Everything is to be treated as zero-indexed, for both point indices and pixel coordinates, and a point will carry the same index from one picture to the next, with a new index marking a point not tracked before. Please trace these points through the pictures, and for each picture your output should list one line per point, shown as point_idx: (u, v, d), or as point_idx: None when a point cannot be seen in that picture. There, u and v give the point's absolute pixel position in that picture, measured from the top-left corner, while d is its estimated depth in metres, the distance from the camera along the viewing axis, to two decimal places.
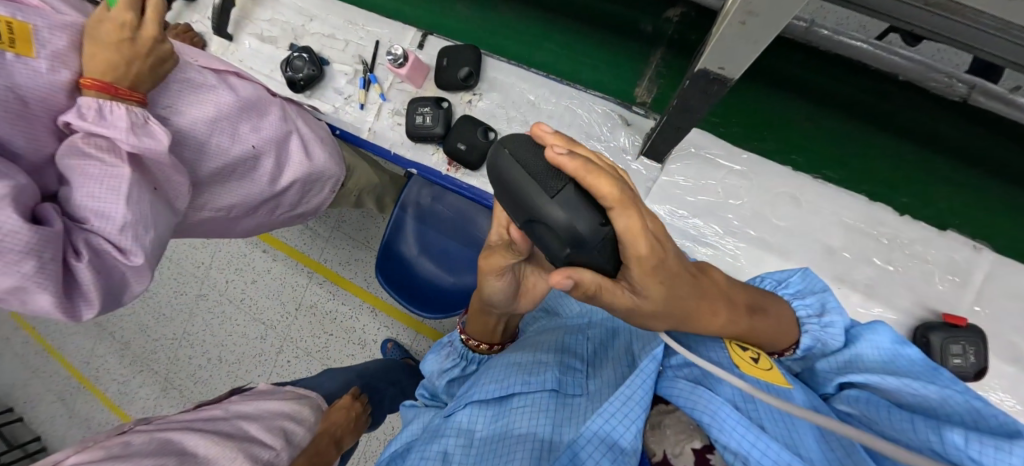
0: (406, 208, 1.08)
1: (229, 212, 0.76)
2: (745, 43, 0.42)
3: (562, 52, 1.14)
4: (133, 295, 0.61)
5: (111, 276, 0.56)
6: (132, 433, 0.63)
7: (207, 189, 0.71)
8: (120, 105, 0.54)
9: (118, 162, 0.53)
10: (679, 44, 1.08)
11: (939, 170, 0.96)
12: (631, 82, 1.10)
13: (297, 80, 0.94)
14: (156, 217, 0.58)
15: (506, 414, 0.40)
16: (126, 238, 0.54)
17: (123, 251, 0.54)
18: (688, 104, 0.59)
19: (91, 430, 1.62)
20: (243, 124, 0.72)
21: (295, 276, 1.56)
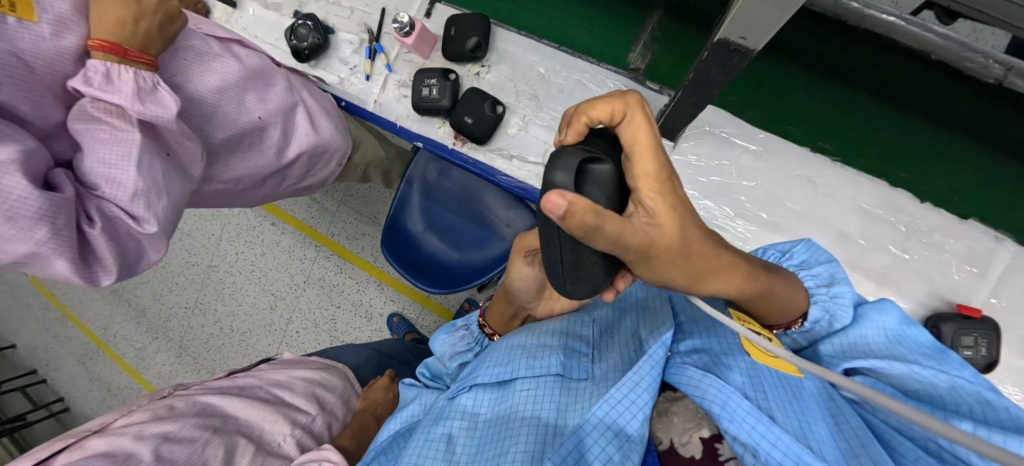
0: (412, 183, 1.07)
1: (237, 184, 0.76)
2: (770, 9, 0.39)
3: (556, 15, 1.09)
4: (147, 263, 0.61)
5: (127, 244, 0.56)
6: (174, 398, 0.65)
7: (215, 161, 0.71)
8: (127, 67, 0.52)
9: (129, 127, 0.52)
10: (689, 13, 1.04)
11: (962, 155, 0.92)
12: (624, 47, 1.06)
13: (302, 50, 0.92)
14: (170, 184, 0.57)
15: (510, 396, 0.39)
16: (139, 206, 0.53)
17: (136, 219, 0.54)
18: (705, 78, 0.57)
19: (110, 393, 1.68)
20: (250, 94, 0.70)
21: (303, 250, 1.57)
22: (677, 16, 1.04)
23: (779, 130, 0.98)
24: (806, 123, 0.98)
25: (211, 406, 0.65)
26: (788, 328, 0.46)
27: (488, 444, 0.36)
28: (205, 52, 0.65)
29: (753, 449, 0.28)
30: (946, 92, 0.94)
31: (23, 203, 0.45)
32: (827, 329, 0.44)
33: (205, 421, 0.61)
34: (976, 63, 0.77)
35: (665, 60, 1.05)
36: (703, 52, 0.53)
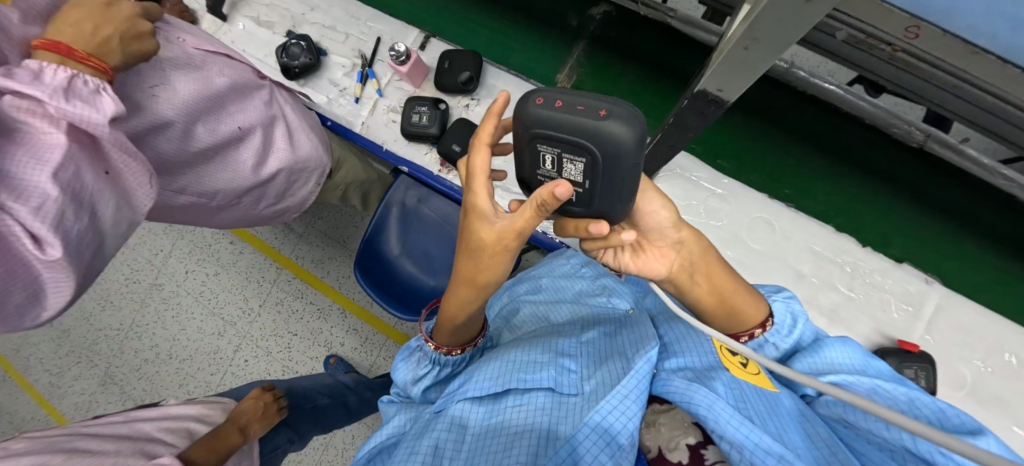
0: (392, 207, 1.07)
1: (211, 199, 0.72)
2: (744, 67, 0.44)
3: (493, 37, 1.26)
4: (36, 311, 0.47)
5: (12, 278, 0.42)
6: (12, 439, 0.57)
7: (188, 168, 0.66)
8: (67, 68, 0.45)
9: (46, 124, 0.43)
10: (621, 49, 1.21)
11: (888, 208, 1.04)
12: (553, 69, 1.23)
13: (296, 67, 0.93)
14: (98, 206, 0.47)
15: (501, 408, 0.40)
16: (45, 223, 0.41)
17: (39, 243, 0.42)
18: (685, 124, 0.61)
19: (14, 427, 1.48)
20: (230, 107, 0.70)
21: (262, 272, 1.51)
22: (598, 43, 1.22)
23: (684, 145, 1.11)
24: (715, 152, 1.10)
25: (60, 443, 0.58)
26: (751, 335, 0.48)
27: (479, 453, 0.36)
28: (190, 65, 0.65)
29: (739, 447, 0.30)
30: (881, 153, 1.06)
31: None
32: (789, 323, 0.49)
33: (41, 460, 0.53)
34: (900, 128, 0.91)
35: (594, 85, 1.21)
36: (682, 101, 0.57)
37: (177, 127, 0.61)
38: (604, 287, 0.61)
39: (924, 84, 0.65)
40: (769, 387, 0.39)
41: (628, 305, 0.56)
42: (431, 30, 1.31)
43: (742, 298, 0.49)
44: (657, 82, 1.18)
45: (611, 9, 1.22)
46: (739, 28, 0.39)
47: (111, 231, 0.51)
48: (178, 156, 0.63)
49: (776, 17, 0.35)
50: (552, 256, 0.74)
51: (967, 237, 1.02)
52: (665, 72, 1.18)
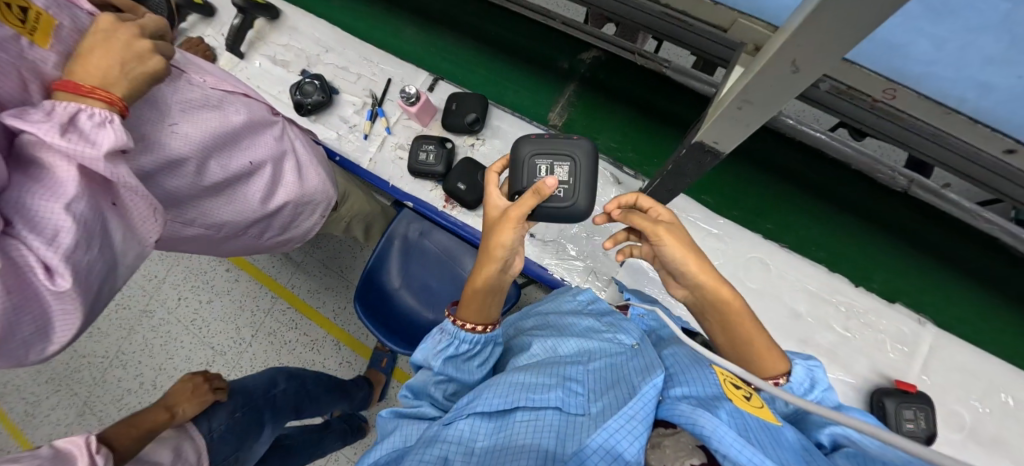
0: (393, 240, 1.09)
1: (218, 231, 0.72)
2: (739, 124, 0.47)
3: (491, 76, 1.32)
4: (43, 350, 0.45)
5: (23, 313, 0.41)
6: None
7: (200, 201, 0.67)
8: (75, 104, 0.44)
9: (63, 164, 0.42)
10: (611, 91, 1.27)
11: (875, 249, 1.08)
12: (546, 107, 1.29)
13: (308, 105, 0.97)
14: (107, 236, 0.46)
15: (507, 425, 0.41)
16: (56, 254, 0.41)
17: (50, 273, 0.41)
18: (682, 170, 0.64)
19: None
20: (244, 143, 0.72)
21: (257, 301, 1.50)
22: (590, 85, 1.28)
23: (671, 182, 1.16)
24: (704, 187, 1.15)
25: None
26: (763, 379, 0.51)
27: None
28: (209, 103, 0.67)
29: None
30: (867, 197, 1.10)
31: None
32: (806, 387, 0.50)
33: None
34: (884, 174, 0.95)
35: (583, 122, 1.26)
36: (681, 149, 0.60)
37: (193, 162, 0.62)
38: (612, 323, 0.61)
39: (903, 131, 0.68)
40: (773, 420, 0.39)
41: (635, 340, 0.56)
42: (433, 70, 1.36)
43: (764, 345, 0.53)
44: (649, 123, 1.24)
45: (601, 54, 1.28)
46: (735, 89, 0.43)
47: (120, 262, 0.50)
48: (192, 191, 0.64)
49: (768, 83, 0.39)
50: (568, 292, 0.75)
51: (952, 278, 1.05)
52: (654, 113, 1.24)
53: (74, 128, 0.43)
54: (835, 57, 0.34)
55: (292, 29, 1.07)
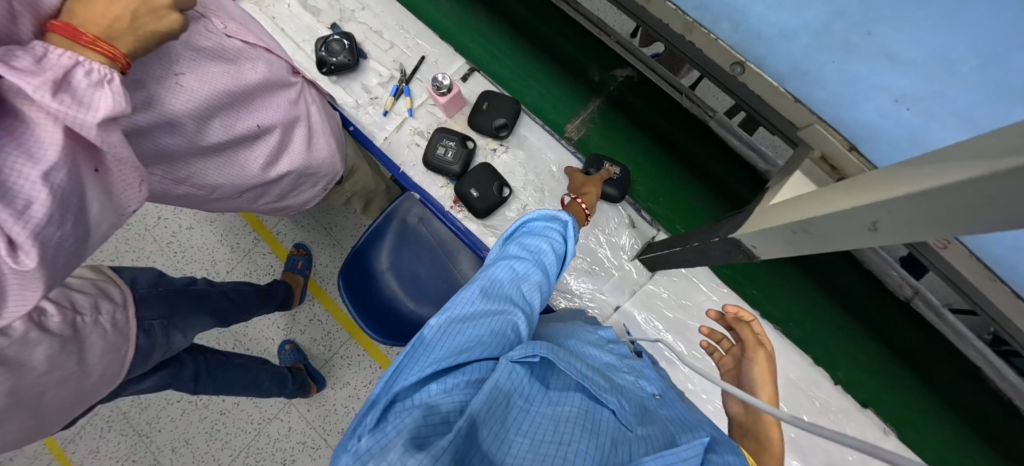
0: (391, 221, 1.05)
1: (209, 193, 0.67)
2: (790, 247, 0.44)
3: (519, 69, 1.25)
4: None
5: None
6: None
7: (196, 161, 0.61)
8: (72, 55, 0.39)
9: (47, 123, 0.38)
10: (635, 116, 1.20)
11: (857, 344, 1.08)
12: (565, 117, 1.22)
13: (332, 65, 0.90)
14: (82, 210, 0.42)
15: (566, 403, 0.44)
16: (25, 229, 0.36)
17: (12, 248, 0.36)
18: (706, 251, 0.60)
19: None
20: (255, 104, 0.66)
21: (238, 239, 1.47)
22: (611, 104, 1.21)
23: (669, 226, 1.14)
24: None
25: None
26: None
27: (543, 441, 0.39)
28: (223, 56, 0.60)
29: None
30: (867, 290, 1.09)
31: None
32: None
33: None
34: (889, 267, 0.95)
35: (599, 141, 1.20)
36: (714, 236, 0.56)
37: (193, 121, 0.57)
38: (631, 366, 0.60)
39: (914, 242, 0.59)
40: None
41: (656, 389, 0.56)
42: (458, 49, 1.29)
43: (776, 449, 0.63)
44: (665, 160, 1.18)
45: (635, 74, 1.21)
46: (797, 213, 0.40)
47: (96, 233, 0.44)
48: (188, 150, 0.59)
49: (837, 224, 0.36)
50: (565, 321, 0.74)
51: (924, 390, 1.06)
52: (671, 151, 1.18)
53: (65, 84, 0.38)
54: (919, 236, 0.31)
55: None
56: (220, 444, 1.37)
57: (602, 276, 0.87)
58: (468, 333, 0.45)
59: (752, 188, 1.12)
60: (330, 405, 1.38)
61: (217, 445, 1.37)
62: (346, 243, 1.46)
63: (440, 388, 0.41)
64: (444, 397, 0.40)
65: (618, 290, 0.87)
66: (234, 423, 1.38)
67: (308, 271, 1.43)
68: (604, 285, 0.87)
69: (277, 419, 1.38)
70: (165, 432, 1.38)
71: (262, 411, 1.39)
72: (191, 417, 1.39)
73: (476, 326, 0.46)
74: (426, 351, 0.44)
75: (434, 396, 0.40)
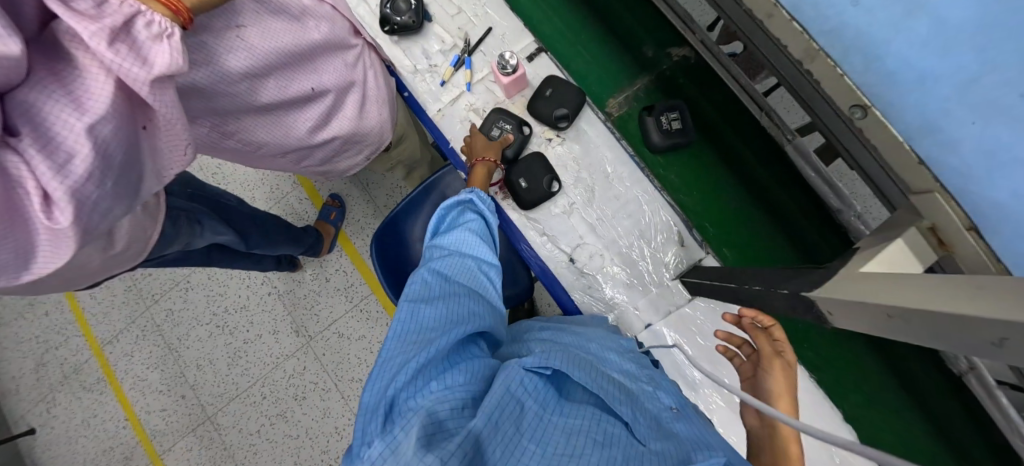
0: (430, 194, 1.05)
1: (256, 149, 0.66)
2: (878, 329, 0.39)
3: (565, 33, 1.12)
4: (15, 277, 0.38)
5: (7, 236, 0.34)
6: None
7: (247, 116, 0.60)
8: (134, 3, 0.37)
9: (98, 73, 0.36)
10: (674, 91, 1.07)
11: (893, 406, 0.99)
12: (609, 91, 1.09)
13: (396, 25, 0.86)
14: (127, 166, 0.39)
15: (577, 416, 0.50)
16: (64, 185, 0.33)
17: (48, 202, 0.34)
18: (768, 301, 0.55)
19: None
20: (312, 64, 0.63)
21: (276, 178, 1.49)
22: (659, 85, 1.08)
23: (697, 224, 1.01)
24: (735, 243, 1.00)
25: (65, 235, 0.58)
26: None
27: (542, 441, 0.47)
28: (289, 14, 0.58)
29: None
30: (918, 352, 0.98)
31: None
32: None
33: None
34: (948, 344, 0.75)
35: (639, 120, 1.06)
36: (784, 287, 0.52)
37: (250, 78, 0.55)
38: (651, 377, 0.65)
39: None
40: None
41: (672, 403, 0.59)
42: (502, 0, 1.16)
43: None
44: (708, 152, 1.04)
45: (692, 54, 1.07)
46: (901, 297, 0.36)
47: (139, 196, 0.43)
48: (244, 108, 0.58)
49: (946, 326, 0.32)
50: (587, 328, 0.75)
51: None
52: (713, 143, 1.04)
53: (125, 33, 0.36)
54: None
55: None
56: (240, 370, 1.43)
57: (639, 290, 0.83)
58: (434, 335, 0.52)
59: (808, 214, 0.98)
60: (342, 353, 1.42)
61: (237, 370, 1.44)
62: (381, 200, 1.46)
63: (442, 385, 0.48)
64: (448, 393, 0.47)
65: (654, 308, 0.83)
66: (252, 354, 1.44)
67: (340, 222, 1.45)
68: (640, 300, 0.83)
69: (294, 358, 1.43)
70: (192, 350, 1.45)
71: (281, 347, 1.44)
72: (217, 341, 1.45)
73: (435, 320, 0.54)
74: (399, 344, 0.52)
75: (439, 392, 0.46)
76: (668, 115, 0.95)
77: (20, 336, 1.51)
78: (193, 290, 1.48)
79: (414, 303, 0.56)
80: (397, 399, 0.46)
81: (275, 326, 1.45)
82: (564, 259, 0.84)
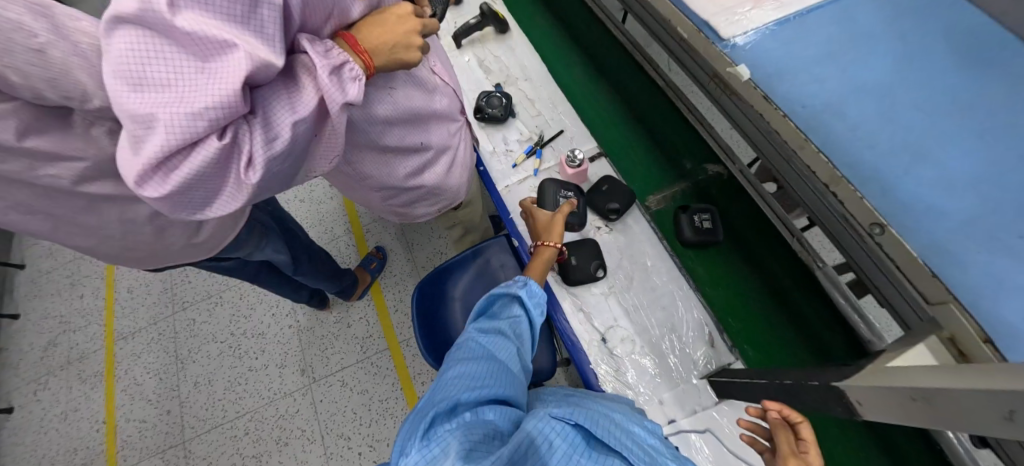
0: (476, 258, 1.15)
1: (361, 178, 0.78)
2: (901, 415, 0.43)
3: (616, 135, 1.25)
4: (185, 215, 0.47)
5: (208, 182, 0.45)
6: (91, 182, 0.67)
7: (367, 150, 0.73)
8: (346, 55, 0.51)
9: (310, 92, 0.49)
10: (704, 195, 1.12)
11: None
12: (648, 189, 1.16)
13: (487, 114, 1.05)
14: (295, 156, 0.52)
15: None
16: (265, 154, 0.46)
17: (249, 165, 0.46)
18: (798, 394, 0.59)
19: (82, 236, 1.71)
20: (426, 125, 0.78)
21: (335, 223, 1.65)
22: (696, 192, 1.12)
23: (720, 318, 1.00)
24: (757, 348, 0.96)
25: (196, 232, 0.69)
26: None
27: None
28: (424, 85, 0.74)
29: None
30: None
31: (227, 81, 0.39)
32: None
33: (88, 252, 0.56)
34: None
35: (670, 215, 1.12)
36: (814, 380, 0.56)
37: (385, 121, 0.69)
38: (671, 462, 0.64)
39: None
40: None
41: None
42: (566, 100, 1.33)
43: None
44: (737, 254, 1.05)
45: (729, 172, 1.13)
46: (923, 382, 0.41)
47: (284, 184, 0.55)
48: (369, 143, 0.71)
49: (964, 404, 0.36)
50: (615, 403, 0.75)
51: None
52: (740, 250, 1.05)
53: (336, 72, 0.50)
54: None
55: (510, 49, 1.18)
56: (234, 397, 1.41)
57: (665, 382, 0.85)
58: (473, 378, 0.56)
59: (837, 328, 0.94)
60: (341, 405, 1.39)
61: (230, 397, 1.41)
62: (420, 263, 1.56)
63: (472, 419, 0.51)
64: (478, 426, 0.50)
65: (678, 403, 0.84)
66: (252, 385, 1.42)
67: (377, 274, 1.54)
68: (665, 393, 0.85)
69: (291, 397, 1.40)
70: (197, 365, 1.45)
71: (282, 384, 1.42)
72: (223, 362, 1.46)
73: (477, 368, 0.58)
74: (441, 385, 0.57)
75: (471, 422, 0.50)
76: (699, 214, 1.04)
77: (48, 310, 1.57)
78: (222, 307, 1.53)
79: (461, 354, 0.62)
80: (434, 425, 0.50)
81: (284, 361, 1.45)
82: (596, 336, 0.88)
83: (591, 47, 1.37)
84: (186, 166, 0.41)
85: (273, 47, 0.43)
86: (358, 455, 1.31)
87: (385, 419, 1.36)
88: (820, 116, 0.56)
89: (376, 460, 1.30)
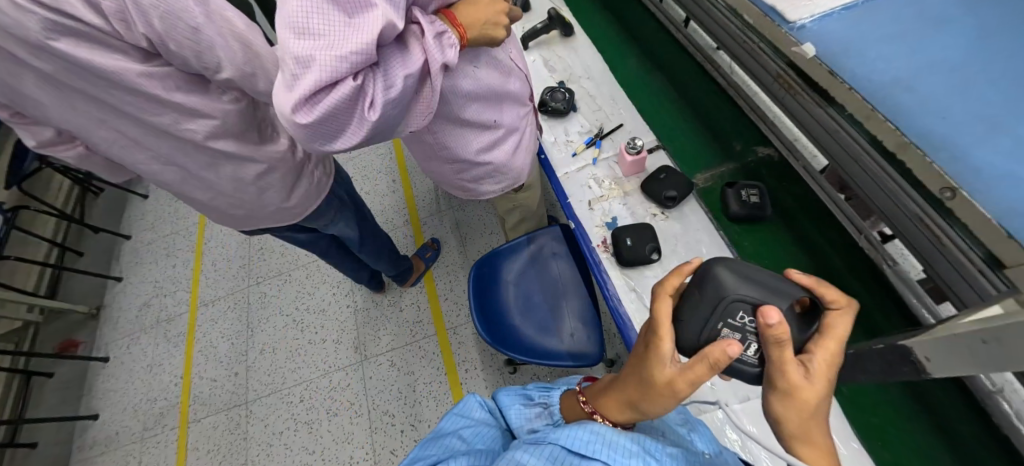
0: (529, 244, 1.19)
1: (439, 146, 0.87)
2: (970, 361, 0.43)
3: (670, 126, 1.27)
4: (316, 145, 0.58)
5: (339, 117, 0.54)
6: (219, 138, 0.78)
7: (449, 121, 0.81)
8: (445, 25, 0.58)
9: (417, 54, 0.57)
10: (752, 174, 1.12)
11: None
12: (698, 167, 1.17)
13: (550, 107, 1.13)
14: (401, 108, 0.60)
15: None
16: (383, 98, 0.54)
17: (370, 105, 0.54)
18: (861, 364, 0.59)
19: (178, 217, 1.95)
20: (500, 104, 0.85)
21: (395, 214, 1.77)
22: (744, 173, 1.13)
23: None
24: None
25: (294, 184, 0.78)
26: None
27: None
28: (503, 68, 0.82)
29: None
30: None
31: (368, 34, 0.48)
32: None
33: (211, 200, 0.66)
34: None
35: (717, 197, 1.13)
36: (879, 342, 0.56)
37: (467, 93, 0.77)
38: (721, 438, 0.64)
39: None
40: None
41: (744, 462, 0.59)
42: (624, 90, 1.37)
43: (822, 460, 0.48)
44: (784, 227, 1.04)
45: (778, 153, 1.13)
46: (991, 323, 0.41)
47: (389, 132, 0.64)
48: (451, 114, 0.79)
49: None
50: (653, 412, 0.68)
51: None
52: (791, 228, 1.04)
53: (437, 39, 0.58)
54: None
55: (574, 51, 1.25)
56: (294, 365, 1.51)
57: None
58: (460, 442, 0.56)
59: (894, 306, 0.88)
60: (389, 383, 1.45)
61: (290, 366, 1.51)
62: (472, 254, 1.63)
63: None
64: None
65: (731, 388, 0.84)
66: (310, 356, 1.53)
67: (431, 263, 1.63)
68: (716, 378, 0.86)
69: (343, 371, 1.49)
70: (263, 334, 1.58)
71: (337, 358, 1.51)
72: (287, 333, 1.58)
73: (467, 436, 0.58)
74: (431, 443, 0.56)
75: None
76: (748, 190, 1.05)
77: (145, 277, 1.80)
78: (289, 283, 1.67)
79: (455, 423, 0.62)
80: None
81: (340, 337, 1.55)
82: (645, 314, 0.89)
83: (652, 48, 1.42)
84: (327, 101, 0.51)
85: (398, 12, 0.52)
86: (400, 433, 1.36)
87: (428, 401, 1.40)
88: (888, 89, 0.58)
89: (418, 438, 1.35)
